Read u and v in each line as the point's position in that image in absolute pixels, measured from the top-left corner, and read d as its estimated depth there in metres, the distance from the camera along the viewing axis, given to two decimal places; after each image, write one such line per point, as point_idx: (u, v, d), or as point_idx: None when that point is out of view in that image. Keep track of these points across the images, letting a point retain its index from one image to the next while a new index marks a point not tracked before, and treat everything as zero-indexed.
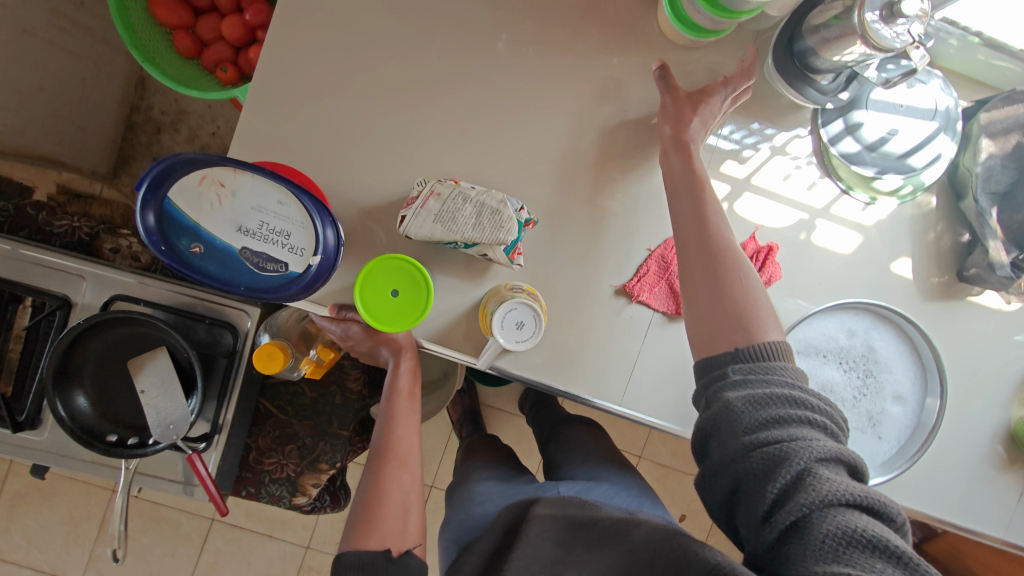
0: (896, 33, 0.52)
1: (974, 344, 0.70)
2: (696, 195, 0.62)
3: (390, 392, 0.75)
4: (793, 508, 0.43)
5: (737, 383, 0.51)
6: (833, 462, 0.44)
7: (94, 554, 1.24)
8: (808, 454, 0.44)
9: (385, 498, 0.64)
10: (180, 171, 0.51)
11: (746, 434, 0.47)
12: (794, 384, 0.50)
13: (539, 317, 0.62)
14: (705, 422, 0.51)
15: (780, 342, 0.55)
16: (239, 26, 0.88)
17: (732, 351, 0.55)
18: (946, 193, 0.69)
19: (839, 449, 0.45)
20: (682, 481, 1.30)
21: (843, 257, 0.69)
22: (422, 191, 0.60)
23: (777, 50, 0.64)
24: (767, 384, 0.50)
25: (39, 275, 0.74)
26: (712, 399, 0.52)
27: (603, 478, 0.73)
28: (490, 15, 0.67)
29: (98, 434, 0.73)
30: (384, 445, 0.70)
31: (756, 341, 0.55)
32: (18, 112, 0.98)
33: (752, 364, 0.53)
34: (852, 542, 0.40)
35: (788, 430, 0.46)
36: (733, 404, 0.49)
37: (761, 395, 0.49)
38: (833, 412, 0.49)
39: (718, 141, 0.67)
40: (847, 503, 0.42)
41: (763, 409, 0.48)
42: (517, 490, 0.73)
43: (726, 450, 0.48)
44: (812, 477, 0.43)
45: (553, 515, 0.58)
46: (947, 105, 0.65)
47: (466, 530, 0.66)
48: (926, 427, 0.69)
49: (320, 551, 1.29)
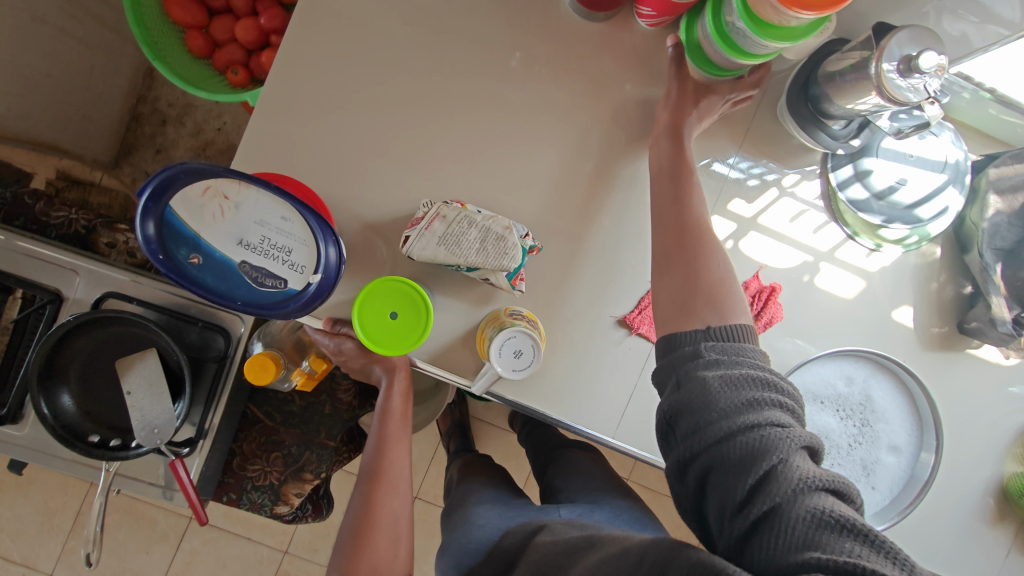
0: (911, 85, 0.52)
1: (971, 394, 0.70)
2: (684, 184, 0.63)
3: (383, 413, 0.74)
4: (765, 488, 0.40)
5: (710, 362, 0.50)
6: (802, 446, 0.43)
7: (67, 547, 1.22)
8: (780, 436, 0.43)
9: (376, 525, 0.64)
10: (183, 180, 0.50)
11: (719, 413, 0.45)
12: (764, 368, 0.49)
13: (538, 346, 0.61)
14: (675, 401, 0.49)
15: (747, 325, 0.55)
16: (253, 29, 0.87)
17: (704, 330, 0.54)
18: (951, 244, 0.69)
19: (806, 433, 0.44)
20: (668, 507, 1.29)
21: (846, 303, 0.68)
22: (427, 212, 0.60)
23: (791, 93, 0.64)
24: (739, 365, 0.49)
25: (31, 268, 0.72)
26: (684, 377, 0.50)
27: (605, 502, 0.72)
28: (507, 38, 0.66)
29: (79, 434, 0.72)
30: (375, 470, 0.69)
31: (725, 322, 0.55)
32: (23, 97, 0.97)
33: (724, 345, 0.52)
34: (825, 522, 0.38)
35: (760, 411, 0.45)
36: (708, 382, 0.48)
37: (735, 376, 0.48)
38: (799, 399, 0.49)
39: (725, 169, 0.68)
40: (819, 485, 0.40)
41: (736, 387, 0.47)
42: (516, 512, 0.72)
43: (698, 428, 0.46)
44: (783, 459, 0.41)
45: (550, 540, 0.57)
46: (957, 158, 0.66)
47: (467, 555, 0.65)
48: (919, 481, 0.69)
49: (299, 557, 1.27)
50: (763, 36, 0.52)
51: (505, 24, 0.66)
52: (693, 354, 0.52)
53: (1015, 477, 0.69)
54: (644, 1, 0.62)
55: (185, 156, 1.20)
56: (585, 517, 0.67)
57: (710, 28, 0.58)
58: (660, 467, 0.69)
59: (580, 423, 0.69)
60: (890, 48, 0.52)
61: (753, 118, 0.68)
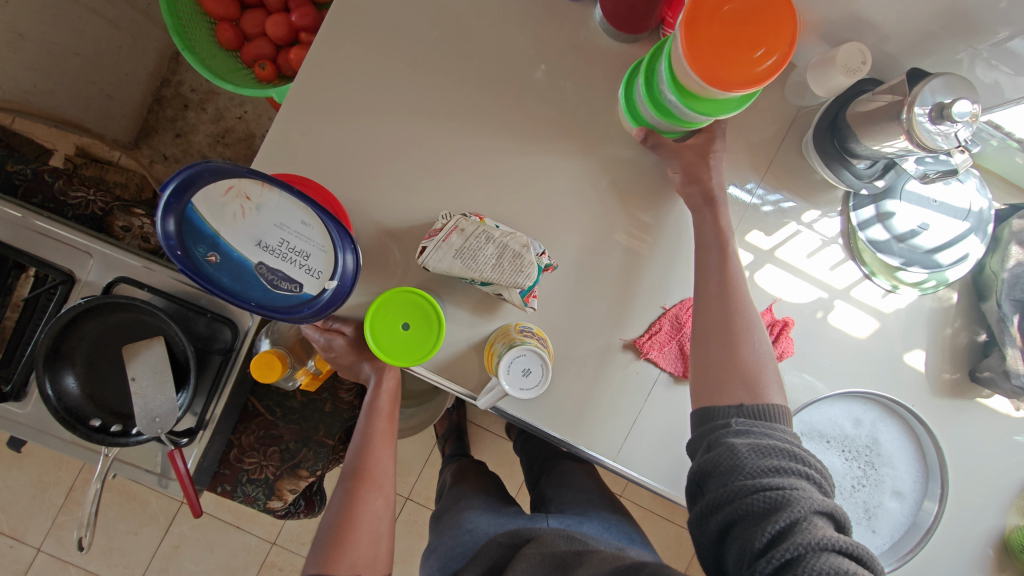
0: (942, 131, 0.52)
1: (976, 442, 0.69)
2: (709, 244, 0.63)
3: (370, 411, 0.74)
4: (780, 542, 0.42)
5: (740, 432, 0.53)
6: (826, 513, 0.44)
7: (57, 522, 1.22)
8: (806, 502, 0.44)
9: (356, 523, 0.63)
10: (207, 179, 0.50)
11: (748, 478, 0.47)
12: (793, 443, 0.52)
13: (547, 365, 0.60)
14: (705, 463, 0.52)
15: (779, 406, 0.56)
16: (284, 26, 0.87)
17: (736, 405, 0.56)
18: (968, 291, 0.68)
19: (834, 503, 0.46)
20: (660, 526, 1.28)
21: (859, 342, 0.68)
22: (445, 224, 0.59)
23: (818, 128, 0.64)
24: (768, 437, 0.52)
25: (46, 247, 0.72)
26: (714, 444, 0.53)
27: (593, 514, 0.72)
28: (532, 51, 0.66)
29: (81, 417, 0.72)
30: (360, 467, 0.69)
31: (759, 400, 0.57)
32: (49, 74, 0.98)
33: (754, 419, 0.54)
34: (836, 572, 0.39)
35: (787, 480, 0.47)
36: (737, 448, 0.50)
37: (764, 445, 0.50)
38: (827, 475, 0.50)
39: (739, 192, 0.67)
40: (841, 545, 0.41)
41: (763, 454, 0.49)
42: (506, 519, 0.71)
43: (722, 489, 0.48)
44: (807, 521, 0.43)
45: (542, 553, 0.56)
46: (981, 206, 0.65)
47: (453, 558, 0.64)
48: (921, 528, 0.68)
49: (286, 549, 1.26)
50: (726, 108, 0.52)
51: (531, 38, 0.66)
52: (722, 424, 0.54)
53: (1017, 529, 0.68)
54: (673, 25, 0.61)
55: (203, 142, 1.20)
56: (574, 528, 0.66)
57: (657, 111, 0.59)
58: (659, 492, 0.69)
59: (582, 443, 0.68)
60: (923, 93, 0.52)
61: (778, 150, 0.67)
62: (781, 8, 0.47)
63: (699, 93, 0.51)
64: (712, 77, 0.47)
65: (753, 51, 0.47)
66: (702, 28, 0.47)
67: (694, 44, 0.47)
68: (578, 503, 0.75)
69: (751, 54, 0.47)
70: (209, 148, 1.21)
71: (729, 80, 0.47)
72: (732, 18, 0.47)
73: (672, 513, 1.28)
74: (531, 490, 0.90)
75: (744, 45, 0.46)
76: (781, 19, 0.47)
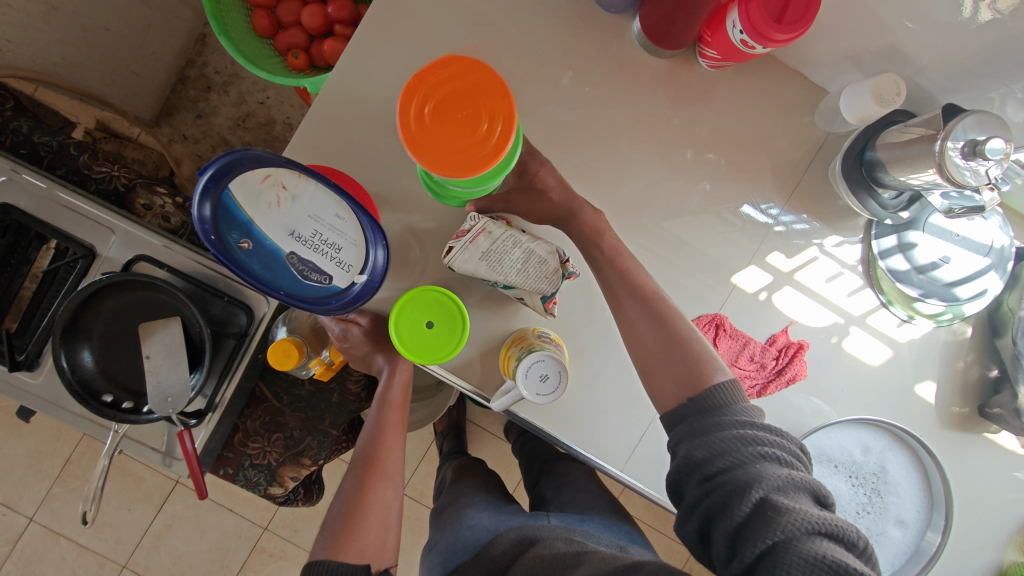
0: (972, 168, 0.52)
1: (980, 475, 0.70)
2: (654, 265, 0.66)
3: (382, 401, 0.75)
4: (753, 541, 0.42)
5: (697, 430, 0.52)
6: (788, 495, 0.44)
7: (51, 492, 1.22)
8: (765, 490, 0.44)
9: (366, 511, 0.64)
10: (245, 166, 0.51)
11: (712, 481, 0.47)
12: (745, 423, 0.50)
13: (564, 371, 0.60)
14: (674, 474, 0.51)
15: (728, 383, 0.55)
16: (319, 16, 0.88)
17: (685, 403, 0.55)
18: (983, 326, 0.69)
19: (796, 479, 0.45)
20: (652, 537, 1.28)
21: (871, 369, 0.69)
22: (473, 224, 0.57)
23: (847, 156, 0.64)
24: (720, 428, 0.51)
25: (68, 220, 0.73)
26: (677, 448, 0.53)
27: (594, 514, 0.72)
28: (564, 58, 0.66)
29: (93, 392, 0.72)
30: (370, 455, 0.69)
31: (708, 387, 0.55)
32: (78, 48, 0.98)
33: (706, 409, 0.53)
34: (821, 567, 0.39)
35: (745, 471, 0.46)
36: (695, 452, 0.50)
37: (717, 439, 0.49)
38: (787, 443, 0.49)
39: (754, 212, 0.68)
40: (809, 528, 0.41)
41: (719, 449, 0.48)
42: (507, 517, 0.71)
43: (694, 498, 0.48)
44: (769, 512, 0.42)
45: (541, 554, 0.56)
46: (1003, 244, 0.66)
47: (453, 553, 0.65)
48: (924, 557, 0.68)
49: (277, 535, 1.27)
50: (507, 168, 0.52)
51: (564, 43, 0.66)
52: (684, 425, 0.54)
53: (1015, 565, 0.69)
54: (711, 43, 0.61)
55: (224, 125, 1.21)
56: (575, 526, 0.67)
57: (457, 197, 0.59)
58: (664, 504, 0.70)
59: (590, 450, 0.69)
60: (956, 130, 0.52)
61: (804, 173, 0.68)
62: (470, 72, 0.47)
63: (478, 179, 0.51)
64: (458, 167, 0.47)
65: (483, 127, 0.47)
66: (427, 144, 0.47)
67: (430, 156, 0.47)
68: (578, 504, 0.75)
69: (482, 129, 0.47)
70: (229, 131, 1.21)
71: (482, 161, 0.47)
72: (442, 113, 0.47)
73: (665, 524, 1.29)
74: (530, 492, 0.90)
75: (469, 127, 0.47)
76: (485, 86, 0.47)
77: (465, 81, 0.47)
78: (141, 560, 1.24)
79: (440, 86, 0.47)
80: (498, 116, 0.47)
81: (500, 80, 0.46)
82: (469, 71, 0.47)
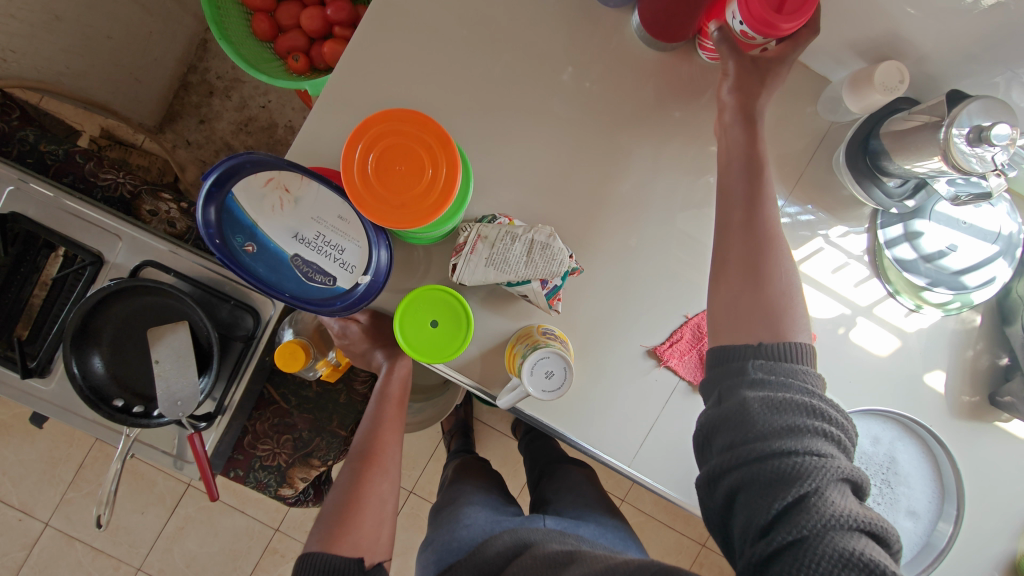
0: (978, 155, 0.52)
1: (990, 465, 0.69)
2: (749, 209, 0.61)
3: (381, 397, 0.75)
4: (790, 518, 0.42)
5: (756, 381, 0.50)
6: (841, 484, 0.43)
7: (66, 497, 1.24)
8: (820, 470, 0.43)
9: (364, 506, 0.64)
10: (248, 170, 0.53)
11: (760, 437, 0.46)
12: (813, 394, 0.49)
13: (569, 368, 0.60)
14: (716, 417, 0.50)
15: (805, 345, 0.54)
16: (319, 18, 0.88)
17: (755, 347, 0.54)
18: (992, 314, 0.68)
19: (851, 468, 0.45)
20: (659, 532, 1.28)
21: (879, 360, 0.68)
22: (468, 236, 0.60)
23: (851, 145, 0.64)
24: (785, 388, 0.49)
25: (75, 227, 0.73)
26: (729, 395, 0.51)
27: (590, 518, 0.72)
28: (563, 53, 0.66)
29: (104, 397, 0.73)
30: (367, 450, 0.70)
31: (781, 340, 0.54)
32: (82, 57, 0.99)
33: (774, 364, 0.52)
34: (855, 564, 0.39)
35: (802, 442, 0.45)
36: (750, 402, 0.48)
37: (780, 400, 0.47)
38: (846, 428, 0.48)
39: None
40: (856, 522, 0.41)
41: (779, 411, 0.47)
42: (503, 518, 0.71)
43: (734, 447, 0.47)
44: (816, 498, 0.42)
45: (532, 555, 0.56)
46: (1011, 230, 0.66)
47: (448, 551, 0.65)
48: (935, 549, 0.68)
49: (289, 536, 1.28)
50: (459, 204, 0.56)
51: (564, 39, 0.66)
52: (743, 372, 0.52)
53: None
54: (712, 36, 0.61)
55: (226, 129, 1.22)
56: (570, 530, 0.66)
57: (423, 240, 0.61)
58: (671, 497, 0.70)
59: (596, 446, 0.69)
60: (960, 116, 0.52)
61: (808, 163, 0.68)
62: (398, 123, 0.50)
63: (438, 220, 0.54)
64: (418, 216, 0.50)
65: (427, 172, 0.50)
66: (381, 203, 0.50)
67: (389, 212, 0.50)
68: (578, 503, 0.75)
69: (427, 174, 0.50)
70: (232, 135, 1.22)
71: (437, 203, 0.50)
72: (386, 168, 0.50)
73: (673, 520, 1.28)
74: (532, 490, 0.90)
75: (416, 175, 0.50)
76: (416, 131, 0.50)
77: (402, 134, 0.50)
78: (155, 562, 1.25)
79: (377, 142, 0.50)
80: (440, 159, 0.50)
81: (436, 126, 0.50)
82: (397, 121, 0.50)
